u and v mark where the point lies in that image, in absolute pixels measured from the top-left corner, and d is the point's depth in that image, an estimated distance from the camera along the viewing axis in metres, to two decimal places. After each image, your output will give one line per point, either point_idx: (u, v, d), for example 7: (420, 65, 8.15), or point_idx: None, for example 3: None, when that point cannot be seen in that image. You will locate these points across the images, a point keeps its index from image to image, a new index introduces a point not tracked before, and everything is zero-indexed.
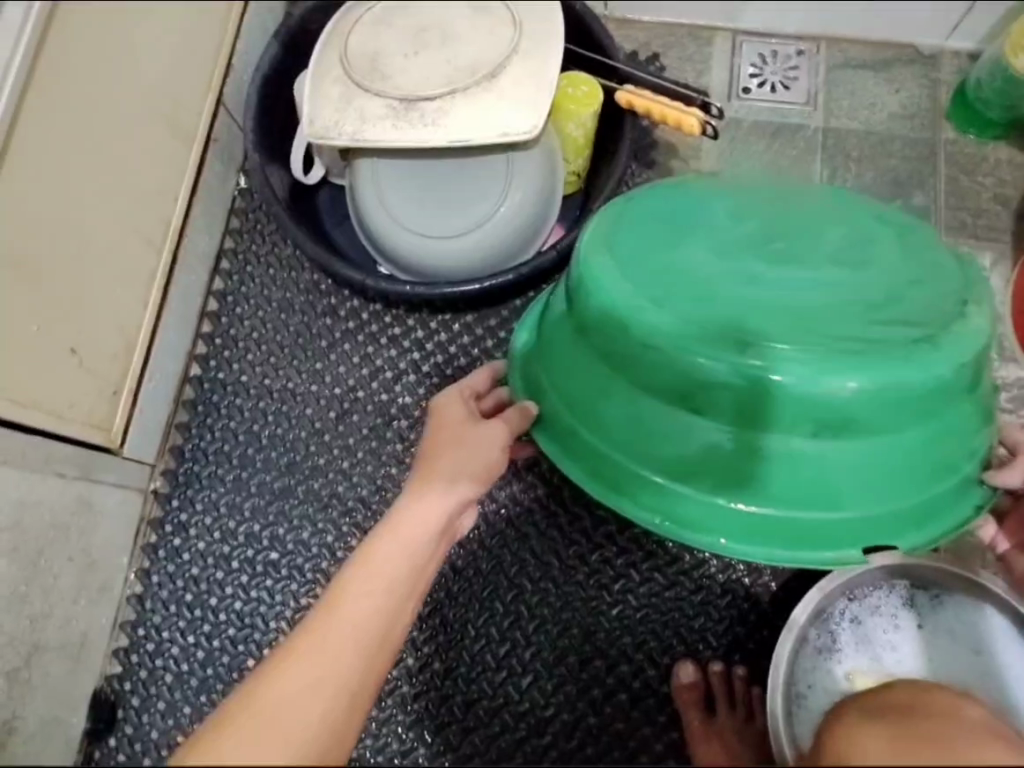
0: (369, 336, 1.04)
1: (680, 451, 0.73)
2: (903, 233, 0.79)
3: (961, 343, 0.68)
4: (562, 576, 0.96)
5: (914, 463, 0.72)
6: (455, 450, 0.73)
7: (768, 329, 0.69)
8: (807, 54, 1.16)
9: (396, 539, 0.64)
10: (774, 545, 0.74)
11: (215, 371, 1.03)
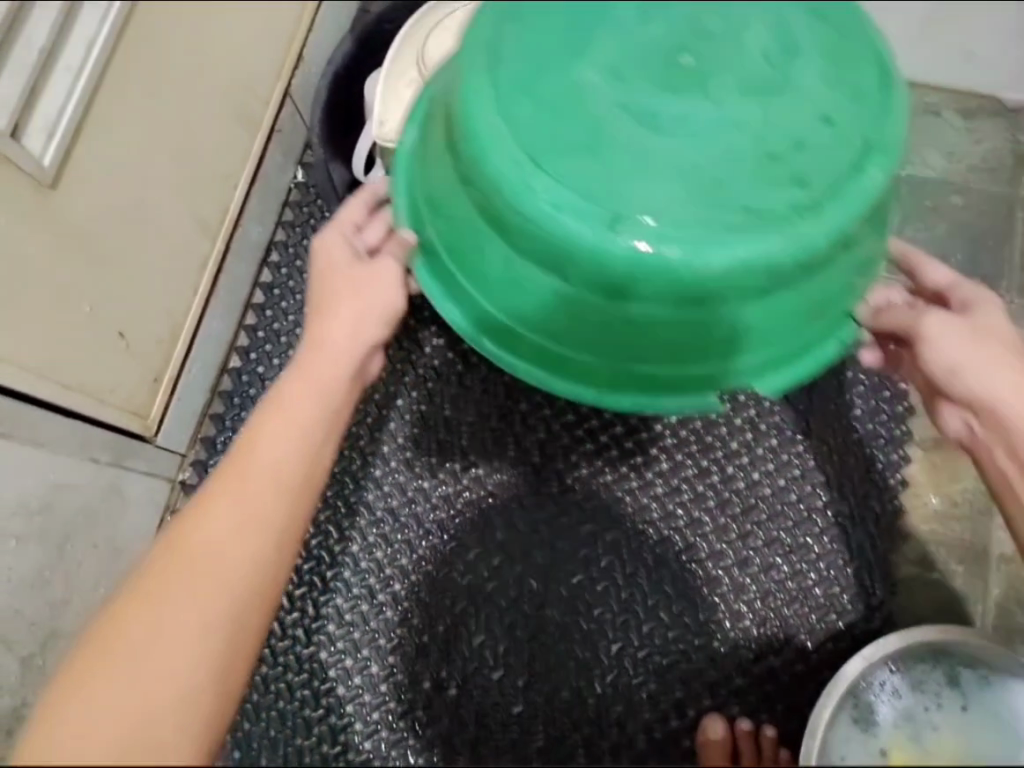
0: (414, 343, 1.01)
1: (551, 307, 0.65)
2: (829, 19, 0.61)
3: (842, 210, 0.59)
4: (589, 612, 0.93)
5: (786, 325, 0.66)
6: (347, 299, 0.65)
7: (659, 189, 0.57)
8: None
9: (307, 383, 0.61)
10: (640, 399, 0.70)
11: (255, 364, 1.01)
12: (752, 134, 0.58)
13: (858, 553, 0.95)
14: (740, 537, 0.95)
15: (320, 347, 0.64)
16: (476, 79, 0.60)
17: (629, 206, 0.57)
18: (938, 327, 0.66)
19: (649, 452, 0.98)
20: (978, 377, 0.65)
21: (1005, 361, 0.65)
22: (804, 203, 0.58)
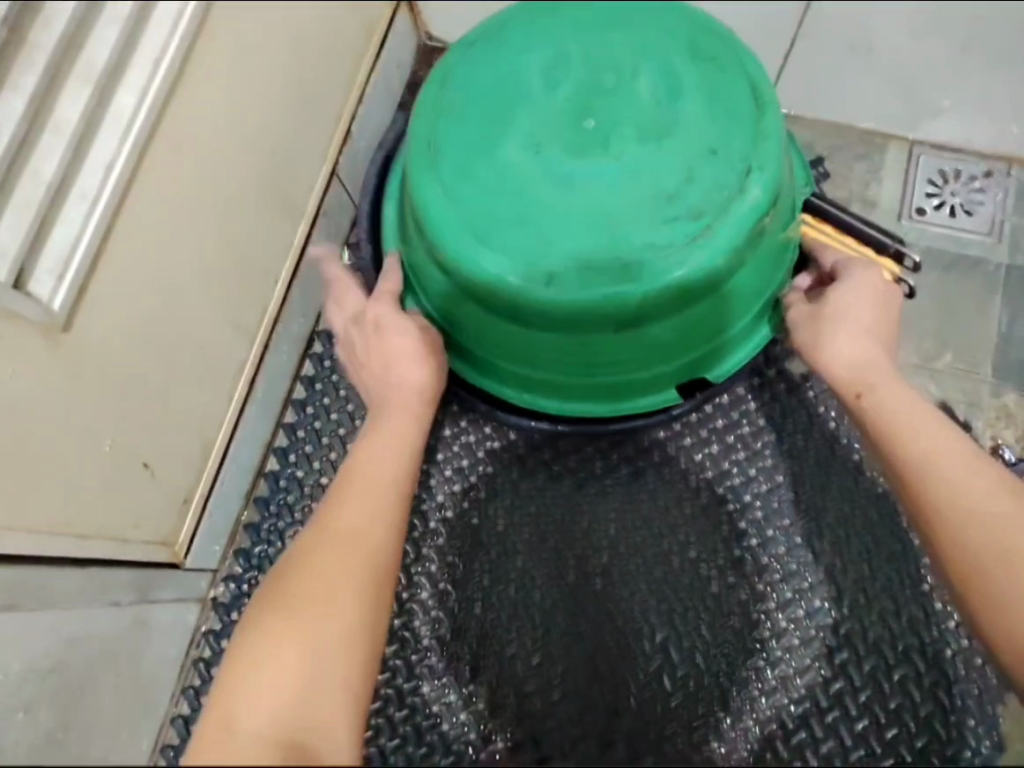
0: (466, 446, 0.96)
1: (524, 344, 0.75)
2: (708, 81, 0.73)
3: (745, 221, 0.69)
4: (650, 750, 0.87)
5: (712, 321, 0.75)
6: (393, 342, 0.74)
7: (579, 251, 0.69)
8: (996, 174, 1.00)
9: (392, 404, 0.72)
10: (611, 400, 0.81)
11: (293, 466, 0.90)
12: (661, 172, 0.70)
13: (960, 702, 0.86)
14: (813, 668, 0.88)
15: (388, 374, 0.74)
16: (424, 177, 0.74)
17: (557, 267, 0.69)
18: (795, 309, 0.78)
19: (723, 576, 0.91)
20: (819, 338, 0.74)
21: (846, 340, 0.72)
22: (697, 232, 0.69)
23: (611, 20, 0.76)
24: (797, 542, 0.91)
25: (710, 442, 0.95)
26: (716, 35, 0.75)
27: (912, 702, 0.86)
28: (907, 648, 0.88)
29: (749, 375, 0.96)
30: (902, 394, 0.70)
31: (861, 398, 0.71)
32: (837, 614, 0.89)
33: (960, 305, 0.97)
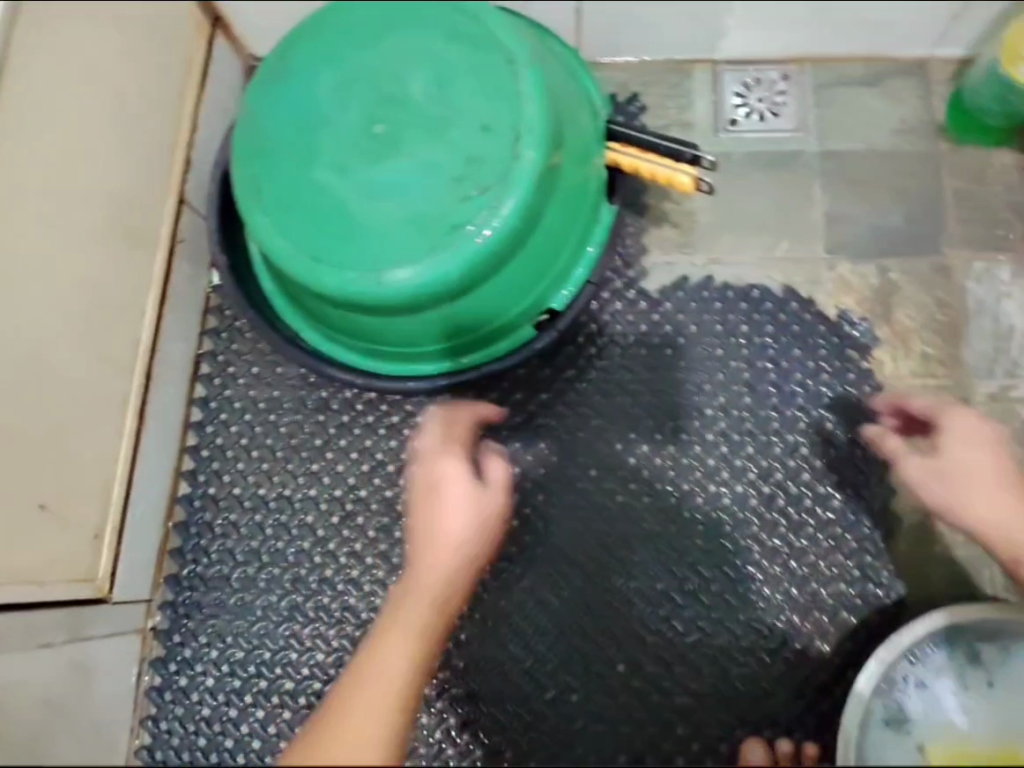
0: (366, 427, 0.99)
1: (386, 328, 0.86)
2: (472, 62, 0.80)
3: (529, 180, 0.78)
4: (598, 667, 0.94)
5: (535, 265, 0.86)
6: (441, 516, 0.62)
7: (395, 244, 0.79)
8: (793, 78, 1.09)
9: (420, 561, 0.60)
10: (478, 351, 0.91)
11: (205, 485, 0.98)
12: (449, 155, 0.79)
13: (851, 541, 0.95)
14: (727, 549, 0.96)
15: (432, 542, 0.61)
16: (254, 213, 0.82)
17: (382, 261, 0.79)
18: (919, 475, 0.79)
19: (626, 485, 0.99)
20: (948, 492, 0.78)
21: (959, 502, 0.77)
22: (486, 203, 0.78)
23: (376, 25, 0.82)
24: (685, 442, 1.00)
25: (589, 370, 1.02)
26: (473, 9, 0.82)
27: (815, 555, 0.95)
28: (797, 508, 0.97)
29: (611, 303, 1.05)
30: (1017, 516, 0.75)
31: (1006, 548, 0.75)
32: (733, 495, 0.98)
33: (785, 195, 1.05)
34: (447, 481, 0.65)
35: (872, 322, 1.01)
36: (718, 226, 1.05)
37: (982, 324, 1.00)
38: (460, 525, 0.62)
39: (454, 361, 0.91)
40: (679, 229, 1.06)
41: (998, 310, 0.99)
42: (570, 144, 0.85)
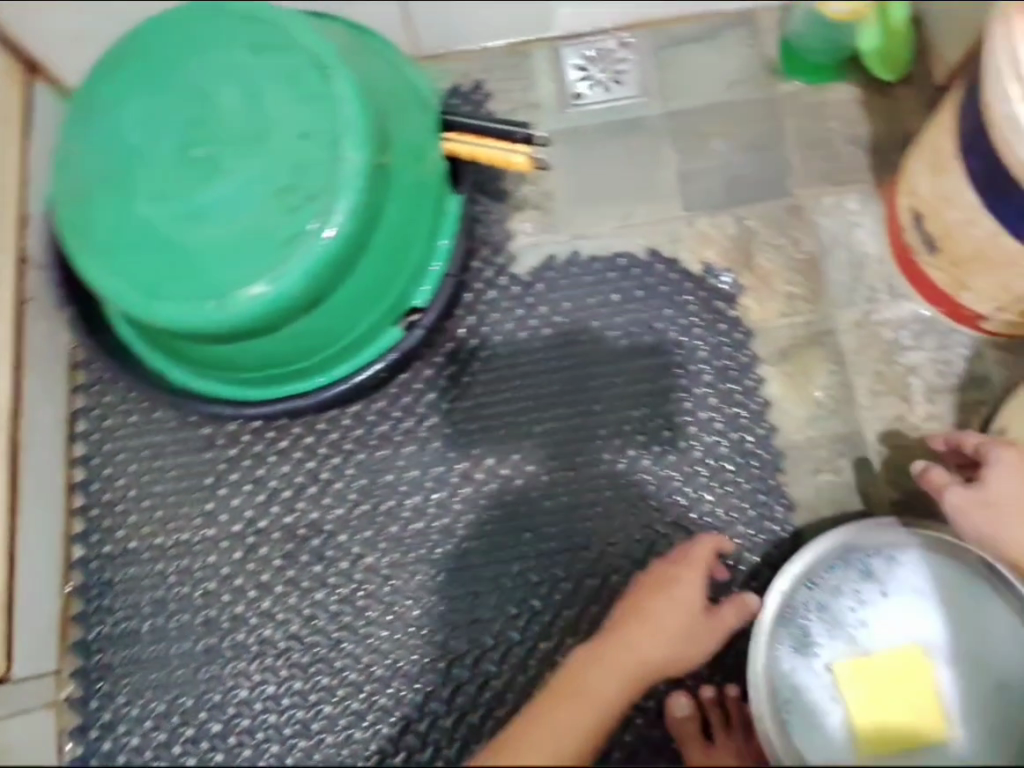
0: (257, 458, 1.00)
1: (248, 350, 0.86)
2: (278, 72, 0.79)
3: (356, 183, 0.78)
4: (518, 648, 0.96)
5: (385, 265, 0.86)
6: (675, 606, 0.83)
7: (232, 268, 0.78)
8: (630, 45, 1.09)
9: (663, 617, 0.82)
10: (348, 359, 0.91)
11: (100, 544, 0.96)
12: (271, 170, 0.78)
13: (743, 485, 0.99)
14: (623, 512, 0.99)
15: (653, 618, 0.82)
16: (86, 259, 0.80)
17: (223, 288, 0.78)
18: (957, 506, 0.87)
19: (522, 469, 1.01)
20: (990, 538, 0.87)
21: (999, 530, 0.87)
22: (316, 212, 0.78)
23: (175, 48, 0.80)
24: (572, 417, 1.02)
25: (472, 362, 1.04)
26: (272, 19, 0.80)
27: (710, 502, 0.99)
28: (689, 462, 1.00)
29: (486, 292, 1.06)
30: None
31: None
32: (626, 460, 1.01)
33: (637, 161, 1.07)
34: (632, 636, 0.81)
35: (735, 272, 1.04)
36: (578, 201, 1.07)
37: (838, 256, 1.03)
38: (663, 640, 0.81)
39: (328, 373, 0.91)
40: (540, 210, 1.07)
41: (852, 240, 1.03)
42: (399, 141, 0.85)
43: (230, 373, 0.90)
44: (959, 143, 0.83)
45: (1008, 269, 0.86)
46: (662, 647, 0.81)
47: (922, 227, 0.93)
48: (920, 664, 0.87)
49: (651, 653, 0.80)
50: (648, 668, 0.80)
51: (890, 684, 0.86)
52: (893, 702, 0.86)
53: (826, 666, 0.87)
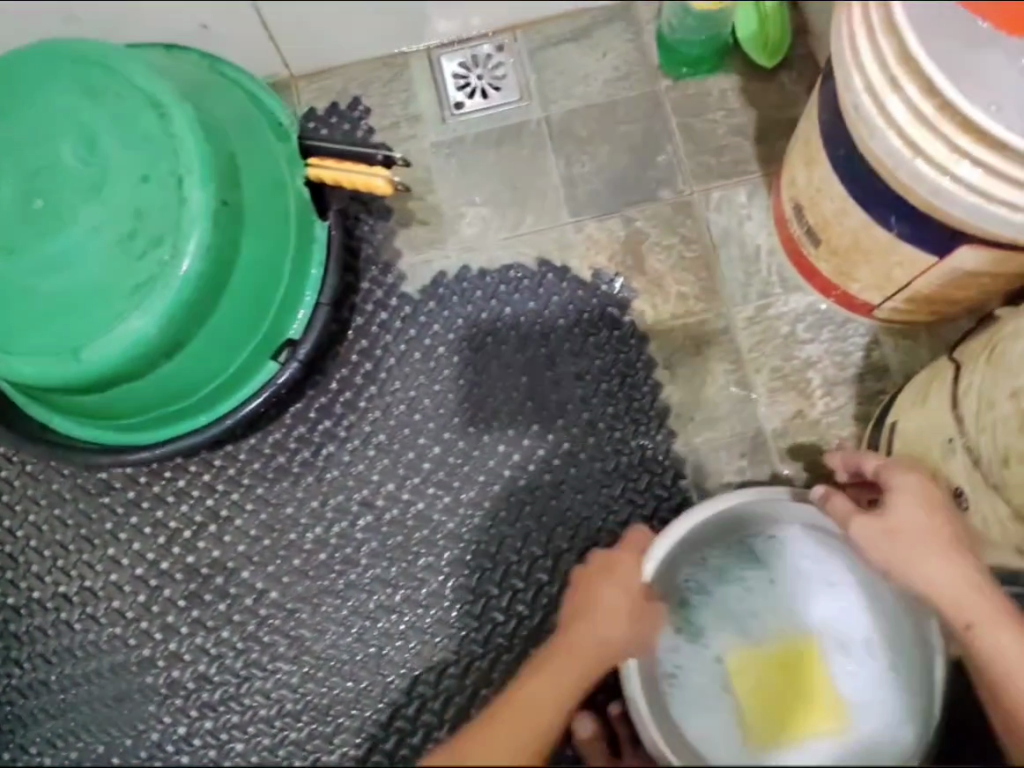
0: (155, 499, 0.98)
1: (118, 399, 0.83)
2: (114, 116, 0.77)
3: (200, 222, 0.76)
4: (427, 673, 0.95)
5: (250, 299, 0.83)
6: (627, 593, 0.75)
7: (84, 320, 0.76)
8: (507, 47, 1.08)
9: (618, 603, 0.74)
10: (228, 398, 0.88)
11: (3, 596, 0.95)
12: (113, 216, 0.76)
13: (648, 492, 0.98)
14: (528, 528, 0.98)
15: (605, 608, 0.74)
16: None
17: (76, 341, 0.77)
18: (861, 533, 0.72)
19: (423, 492, 0.99)
20: (898, 572, 0.71)
21: (913, 565, 0.70)
22: (162, 255, 0.75)
23: (10, 100, 0.78)
24: (471, 435, 1.00)
25: (368, 386, 1.02)
26: (105, 60, 0.78)
27: (614, 512, 0.98)
28: (591, 472, 0.99)
29: (377, 314, 1.03)
30: (960, 604, 0.69)
31: (970, 629, 0.69)
32: (527, 475, 0.99)
33: (522, 169, 1.05)
34: (585, 626, 0.72)
35: (626, 276, 1.02)
36: (465, 213, 1.05)
37: (730, 251, 1.01)
38: (624, 629, 0.74)
39: (208, 413, 0.88)
40: (428, 225, 1.04)
41: (741, 233, 1.01)
42: (252, 173, 0.82)
43: (108, 422, 0.88)
44: (821, 133, 0.81)
45: (884, 258, 0.83)
46: (621, 637, 0.73)
47: (803, 218, 0.91)
48: (806, 648, 0.81)
49: (608, 636, 0.73)
50: (592, 660, 0.71)
51: (773, 669, 0.81)
52: (776, 689, 0.80)
53: (714, 651, 0.83)
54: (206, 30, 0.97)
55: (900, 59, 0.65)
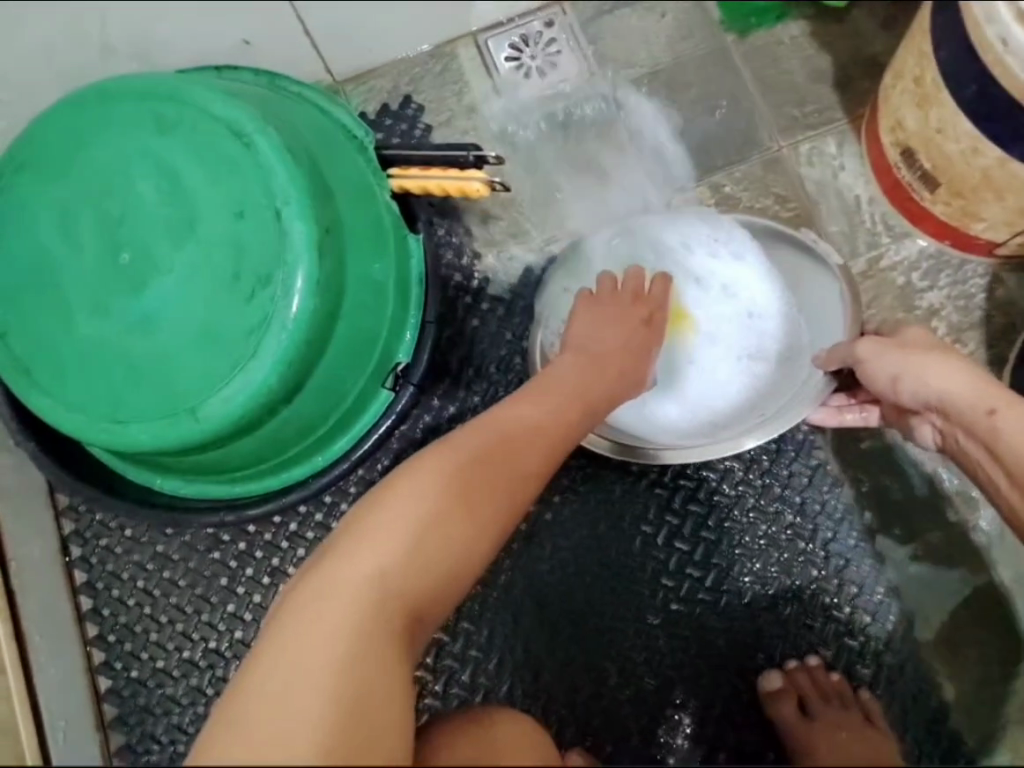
0: (269, 547, 0.93)
1: (231, 453, 0.78)
2: (196, 153, 0.71)
3: (305, 254, 0.69)
4: (585, 689, 0.89)
5: (360, 325, 0.77)
6: (613, 320, 0.81)
7: (196, 374, 0.70)
8: (559, 20, 1.01)
9: (612, 339, 0.79)
10: (343, 434, 0.82)
11: (127, 670, 0.91)
12: (213, 262, 0.70)
13: (784, 464, 0.93)
14: (661, 524, 0.92)
15: (595, 338, 0.79)
16: (42, 398, 0.74)
17: (190, 398, 0.70)
18: (873, 353, 0.78)
19: (549, 500, 0.93)
20: (915, 381, 0.76)
21: (918, 368, 0.76)
22: (271, 294, 0.69)
23: (80, 154, 0.73)
24: None
25: (472, 395, 0.94)
26: (175, 95, 0.72)
27: (754, 497, 0.92)
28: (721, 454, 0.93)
29: (469, 318, 0.95)
30: (975, 390, 0.74)
31: (995, 414, 0.73)
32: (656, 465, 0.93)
33: (594, 148, 0.99)
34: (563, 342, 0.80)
35: None
36: (540, 201, 0.99)
37: (829, 206, 0.96)
38: (619, 358, 0.79)
39: (326, 452, 0.83)
40: (506, 219, 0.98)
41: (839, 185, 0.96)
42: (344, 190, 0.76)
43: (220, 477, 0.82)
44: (940, 69, 0.76)
45: (1020, 193, 0.77)
46: (620, 369, 0.78)
47: (915, 162, 0.86)
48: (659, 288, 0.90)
49: (607, 366, 0.77)
50: (604, 383, 0.76)
51: None
52: None
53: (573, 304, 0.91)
54: (250, 46, 0.96)
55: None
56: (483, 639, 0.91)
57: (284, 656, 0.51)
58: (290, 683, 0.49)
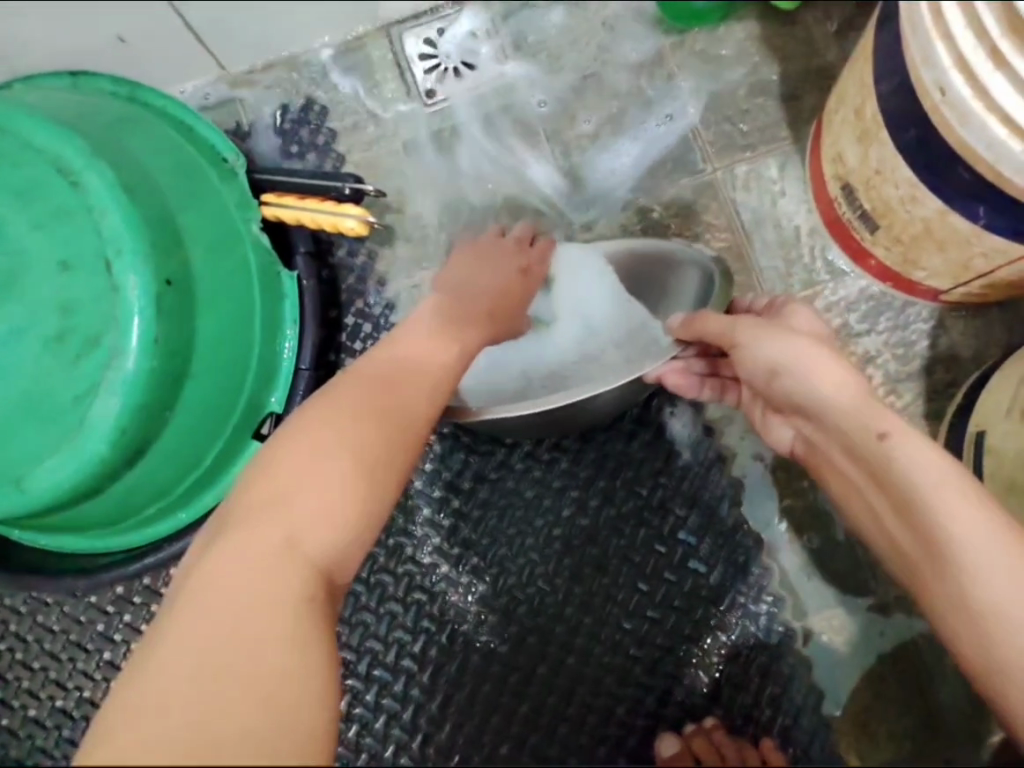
0: (148, 592, 0.87)
1: (76, 516, 0.70)
2: (16, 190, 0.61)
3: (141, 312, 0.60)
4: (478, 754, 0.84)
5: (218, 378, 0.69)
6: (490, 254, 0.71)
7: (22, 441, 0.62)
8: (479, 16, 0.91)
9: (490, 266, 0.69)
10: (208, 491, 0.75)
11: None
12: (39, 315, 0.61)
13: (702, 519, 0.86)
14: (564, 583, 0.86)
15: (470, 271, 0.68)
16: None
17: (17, 468, 0.63)
18: (750, 338, 0.64)
19: (447, 554, 0.86)
20: (794, 381, 0.62)
21: (800, 367, 0.61)
22: (100, 355, 0.60)
23: None
24: (492, 479, 0.87)
25: None
26: None
27: (665, 557, 0.86)
28: (634, 510, 0.87)
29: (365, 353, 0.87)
30: (863, 405, 0.59)
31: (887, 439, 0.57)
32: (563, 522, 0.87)
33: (512, 162, 0.90)
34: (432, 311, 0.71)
35: None
36: (449, 218, 0.90)
37: (765, 238, 0.88)
38: (493, 283, 0.68)
39: (191, 510, 0.76)
40: (411, 240, 0.89)
41: (775, 213, 0.87)
42: (198, 229, 0.67)
43: (75, 535, 0.75)
44: (880, 107, 0.66)
45: (963, 248, 0.69)
46: (497, 302, 0.67)
47: (855, 200, 0.77)
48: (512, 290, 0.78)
49: (483, 293, 0.67)
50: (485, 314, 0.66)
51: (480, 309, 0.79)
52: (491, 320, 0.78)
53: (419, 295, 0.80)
54: (123, 44, 0.80)
55: (1009, 30, 0.50)
56: (372, 699, 0.85)
57: (200, 647, 0.34)
58: (220, 672, 0.33)
